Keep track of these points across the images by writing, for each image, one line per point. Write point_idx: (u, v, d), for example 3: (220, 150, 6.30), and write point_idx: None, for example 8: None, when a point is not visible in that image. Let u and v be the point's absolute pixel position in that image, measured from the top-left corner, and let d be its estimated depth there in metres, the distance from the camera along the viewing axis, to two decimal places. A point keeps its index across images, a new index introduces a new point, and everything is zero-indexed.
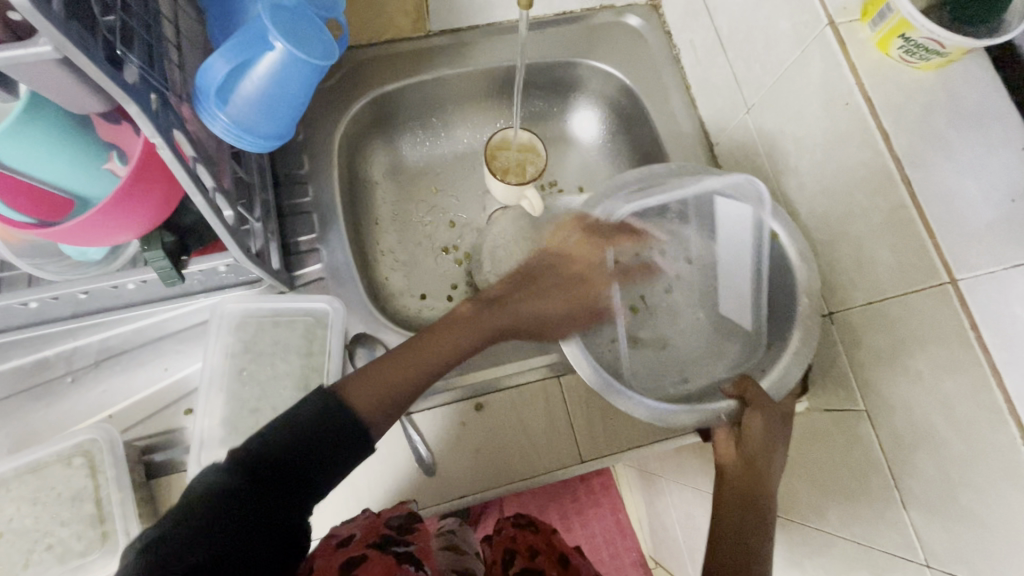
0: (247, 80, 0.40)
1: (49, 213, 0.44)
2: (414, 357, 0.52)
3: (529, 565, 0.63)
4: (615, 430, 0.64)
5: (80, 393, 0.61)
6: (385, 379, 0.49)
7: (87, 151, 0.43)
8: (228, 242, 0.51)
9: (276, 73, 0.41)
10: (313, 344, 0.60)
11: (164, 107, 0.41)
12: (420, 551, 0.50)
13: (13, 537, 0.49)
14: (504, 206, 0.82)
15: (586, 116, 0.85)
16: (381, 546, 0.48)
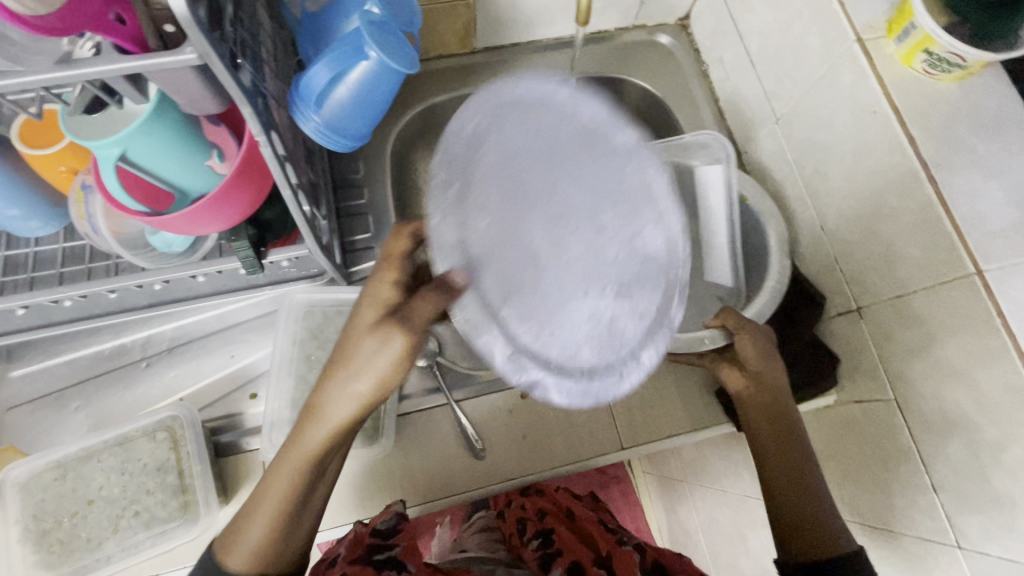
0: (342, 86, 0.45)
1: (156, 204, 0.49)
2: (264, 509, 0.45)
3: (540, 527, 0.73)
4: (653, 419, 0.67)
5: (154, 377, 0.65)
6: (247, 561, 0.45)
7: (193, 149, 0.47)
8: (305, 234, 0.55)
9: (368, 80, 0.46)
10: None
11: (267, 110, 0.46)
12: (402, 553, 0.52)
13: (104, 504, 0.53)
14: None
15: None
16: (363, 559, 0.50)
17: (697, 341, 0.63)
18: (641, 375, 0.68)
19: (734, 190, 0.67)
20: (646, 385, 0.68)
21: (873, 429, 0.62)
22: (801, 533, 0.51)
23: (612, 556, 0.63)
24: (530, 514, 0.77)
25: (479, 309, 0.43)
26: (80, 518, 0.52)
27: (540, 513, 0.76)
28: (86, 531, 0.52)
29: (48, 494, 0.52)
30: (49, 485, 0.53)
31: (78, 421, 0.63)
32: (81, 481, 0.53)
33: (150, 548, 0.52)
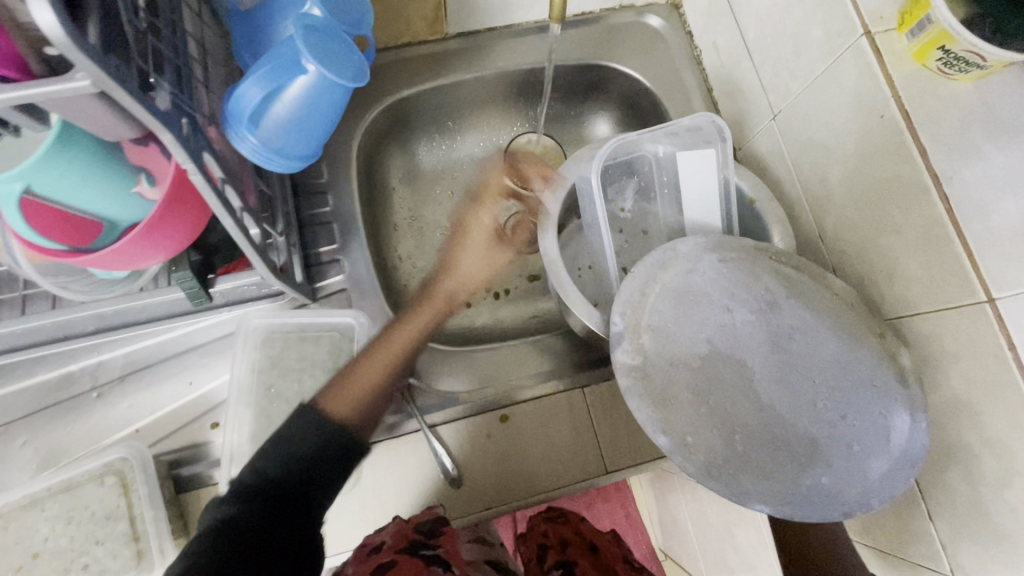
0: (279, 104, 0.40)
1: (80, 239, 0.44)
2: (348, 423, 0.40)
3: (560, 558, 0.72)
4: (639, 440, 0.64)
5: (106, 409, 0.61)
6: None
7: (115, 176, 0.42)
8: (254, 260, 0.50)
9: (310, 97, 0.40)
10: (339, 359, 0.61)
11: (195, 131, 0.40)
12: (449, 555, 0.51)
13: (51, 555, 0.49)
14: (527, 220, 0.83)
15: (604, 120, 0.85)
16: (409, 550, 0.50)
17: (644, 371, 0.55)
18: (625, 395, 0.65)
19: (729, 171, 0.63)
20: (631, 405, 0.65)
21: None
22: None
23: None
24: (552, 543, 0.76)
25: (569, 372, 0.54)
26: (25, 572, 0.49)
27: (563, 543, 0.75)
28: None
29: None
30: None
31: (26, 457, 0.59)
32: (26, 532, 0.50)
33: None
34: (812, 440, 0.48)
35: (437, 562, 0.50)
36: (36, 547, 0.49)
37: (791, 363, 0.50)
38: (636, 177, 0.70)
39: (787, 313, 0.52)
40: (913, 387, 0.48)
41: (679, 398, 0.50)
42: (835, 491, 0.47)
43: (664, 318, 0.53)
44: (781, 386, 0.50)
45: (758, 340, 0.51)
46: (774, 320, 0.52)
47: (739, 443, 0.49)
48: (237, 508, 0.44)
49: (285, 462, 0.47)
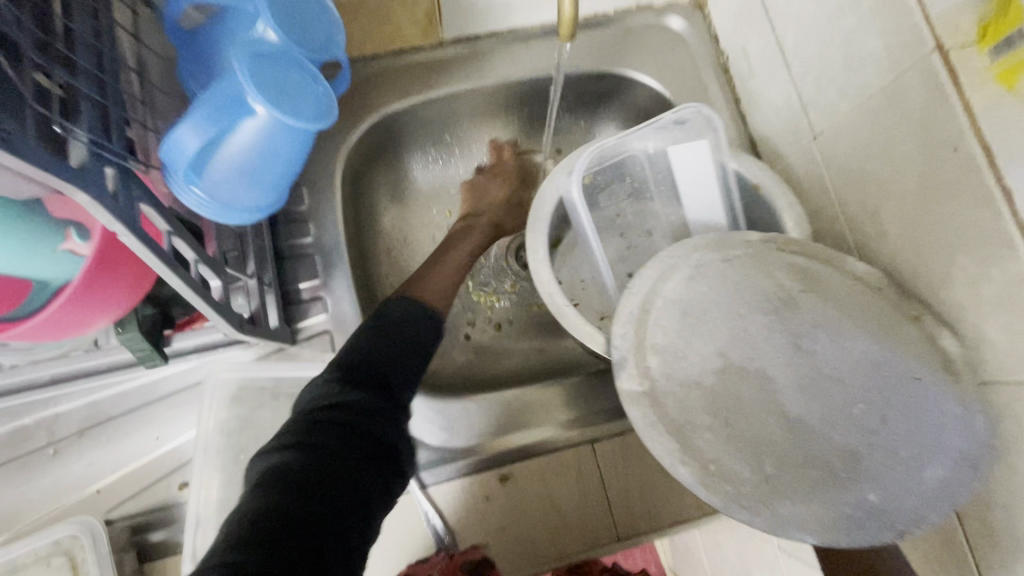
0: (225, 150, 0.33)
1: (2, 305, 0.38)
2: None
3: None
4: (655, 504, 0.57)
5: (64, 467, 0.55)
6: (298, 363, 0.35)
7: (36, 235, 0.35)
8: (214, 317, 0.43)
9: (263, 141, 0.33)
10: None
11: (126, 180, 0.33)
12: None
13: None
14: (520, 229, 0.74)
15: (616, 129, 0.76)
16: None
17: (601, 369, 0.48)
18: (641, 451, 0.58)
19: (726, 155, 0.55)
20: (647, 463, 0.58)
21: None
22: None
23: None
24: None
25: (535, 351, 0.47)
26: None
27: None
28: None
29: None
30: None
31: None
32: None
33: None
34: (854, 454, 0.37)
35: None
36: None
37: (819, 374, 0.39)
38: (630, 180, 0.61)
39: (806, 309, 0.41)
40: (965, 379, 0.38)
41: (696, 421, 0.38)
42: (897, 511, 0.35)
43: (669, 337, 0.41)
44: (808, 399, 0.39)
45: (778, 347, 0.40)
46: (795, 320, 0.41)
47: (773, 469, 0.37)
48: (294, 447, 0.41)
49: (345, 411, 0.44)
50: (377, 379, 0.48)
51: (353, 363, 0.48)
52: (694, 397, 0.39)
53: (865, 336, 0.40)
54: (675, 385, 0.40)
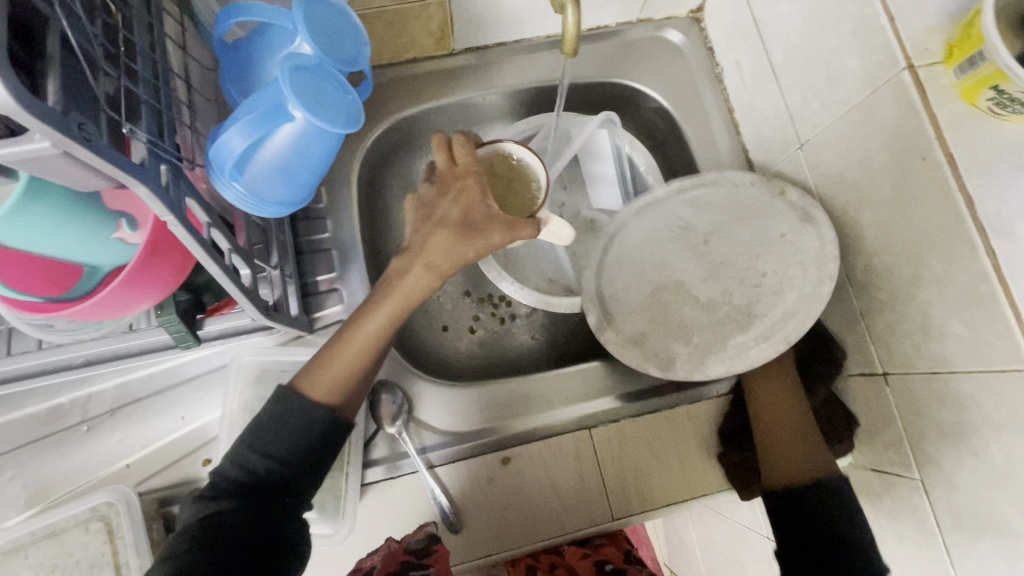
0: (264, 150, 0.37)
1: (56, 288, 0.42)
2: (359, 336, 0.50)
3: None
4: (648, 486, 0.61)
5: (96, 442, 0.59)
6: (332, 377, 0.50)
7: (94, 225, 0.39)
8: (244, 302, 0.48)
9: (297, 142, 0.37)
10: None
11: (176, 176, 0.37)
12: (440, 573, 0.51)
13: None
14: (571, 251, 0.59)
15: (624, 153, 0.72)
16: (400, 572, 0.50)
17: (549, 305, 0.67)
18: (635, 437, 0.62)
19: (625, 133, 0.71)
20: (641, 448, 0.62)
21: (891, 503, 0.57)
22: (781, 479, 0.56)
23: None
24: None
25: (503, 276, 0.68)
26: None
27: None
28: None
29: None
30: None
31: (13, 492, 0.57)
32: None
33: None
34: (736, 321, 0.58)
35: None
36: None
37: (713, 265, 0.60)
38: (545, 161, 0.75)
39: (700, 223, 0.62)
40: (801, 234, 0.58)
41: (635, 314, 0.60)
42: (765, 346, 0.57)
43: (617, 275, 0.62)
44: (710, 289, 0.60)
45: (684, 257, 0.61)
46: (692, 237, 0.62)
47: (697, 339, 0.59)
48: (219, 505, 0.44)
49: (250, 478, 0.46)
50: (278, 496, 0.46)
51: (250, 476, 0.46)
52: (629, 297, 0.61)
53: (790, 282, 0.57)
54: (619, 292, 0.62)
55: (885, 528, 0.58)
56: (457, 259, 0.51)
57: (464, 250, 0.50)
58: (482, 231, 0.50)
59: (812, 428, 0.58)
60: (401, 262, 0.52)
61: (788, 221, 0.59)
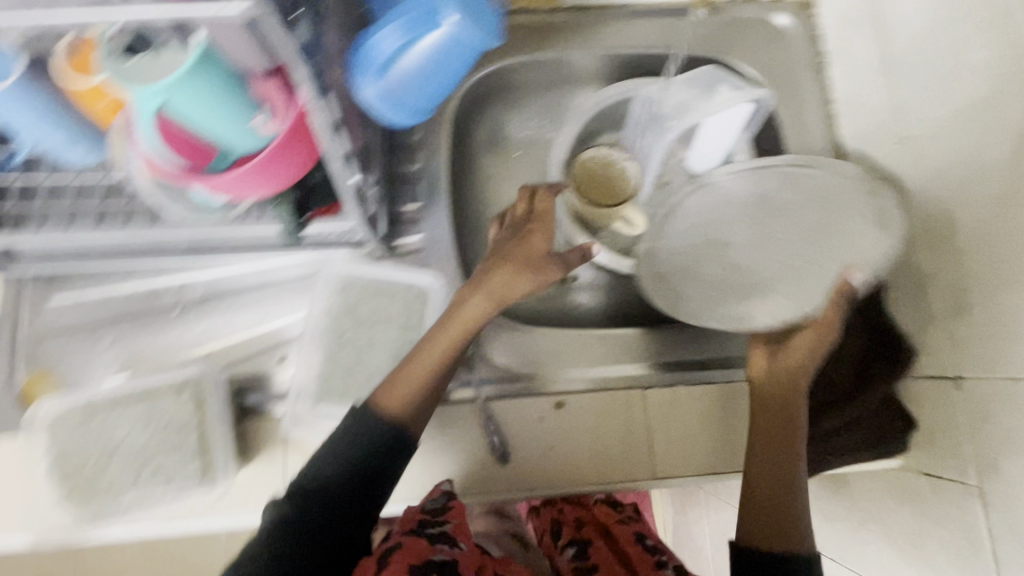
0: (409, 56, 0.41)
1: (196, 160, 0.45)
2: (457, 320, 0.54)
3: (576, 536, 0.80)
4: (696, 452, 0.62)
5: (185, 326, 0.64)
6: (403, 390, 0.52)
7: (241, 105, 0.42)
8: (349, 204, 0.50)
9: (438, 51, 0.41)
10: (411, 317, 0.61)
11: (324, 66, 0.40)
12: (455, 528, 0.54)
13: (124, 456, 0.53)
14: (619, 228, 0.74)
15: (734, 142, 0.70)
16: (414, 533, 0.53)
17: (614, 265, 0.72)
18: (689, 404, 0.63)
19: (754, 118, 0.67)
20: (693, 416, 0.63)
21: (939, 507, 0.57)
22: (764, 536, 0.53)
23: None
24: (567, 521, 0.84)
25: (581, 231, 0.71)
26: (102, 465, 0.53)
27: (577, 523, 0.83)
28: (108, 480, 0.52)
29: (76, 441, 0.53)
30: (70, 425, 0.53)
31: (111, 357, 0.63)
32: (104, 429, 0.53)
33: (172, 499, 0.54)
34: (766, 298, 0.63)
35: (441, 540, 0.53)
36: (111, 447, 0.53)
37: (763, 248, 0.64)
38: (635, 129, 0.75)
39: None
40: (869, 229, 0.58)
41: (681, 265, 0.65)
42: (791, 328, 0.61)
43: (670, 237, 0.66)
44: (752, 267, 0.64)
45: None
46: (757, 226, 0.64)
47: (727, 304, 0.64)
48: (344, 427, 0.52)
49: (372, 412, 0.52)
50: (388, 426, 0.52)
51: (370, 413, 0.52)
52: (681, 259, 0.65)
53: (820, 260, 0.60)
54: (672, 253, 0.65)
55: (930, 532, 0.58)
56: (516, 292, 0.55)
57: (522, 285, 0.55)
58: (539, 262, 0.56)
59: (792, 443, 0.56)
60: (465, 289, 0.56)
61: (866, 222, 0.58)
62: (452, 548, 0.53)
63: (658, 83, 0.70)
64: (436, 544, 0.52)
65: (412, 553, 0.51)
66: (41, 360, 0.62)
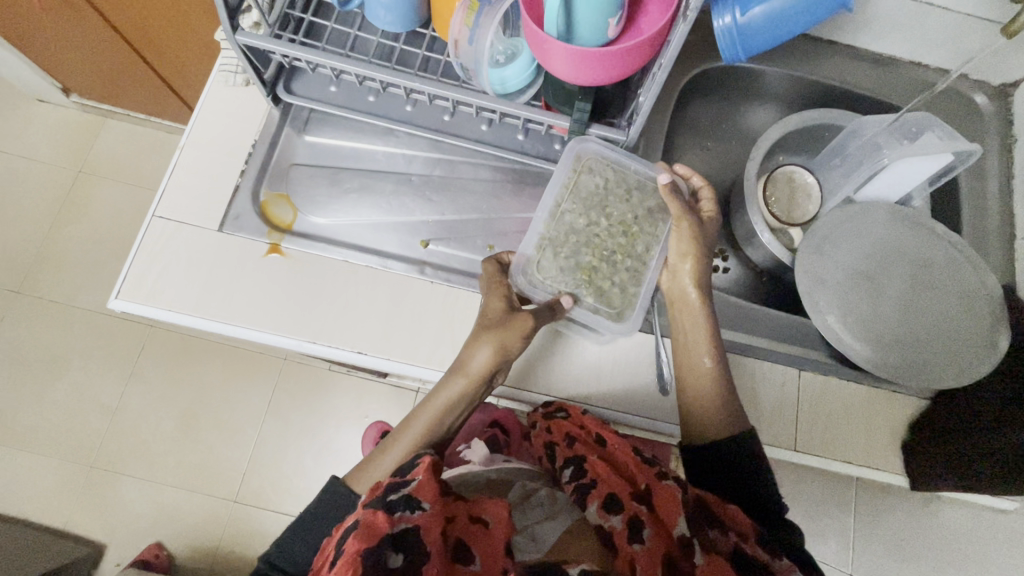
0: (760, 6, 0.52)
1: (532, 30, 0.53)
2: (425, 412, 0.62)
3: (568, 458, 0.59)
4: (834, 436, 0.69)
5: (413, 193, 0.72)
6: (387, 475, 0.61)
7: (604, 9, 0.51)
8: (641, 118, 0.58)
9: (788, 9, 0.52)
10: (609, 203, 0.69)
11: (685, 14, 0.48)
12: (417, 488, 0.48)
13: (609, 241, 0.68)
14: (784, 232, 0.83)
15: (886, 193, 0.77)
16: (372, 509, 0.47)
17: (774, 249, 0.79)
18: (835, 397, 0.70)
19: (947, 172, 0.73)
20: (837, 408, 0.70)
21: None
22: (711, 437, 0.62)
23: (652, 495, 0.53)
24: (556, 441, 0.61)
25: (758, 215, 0.80)
26: (611, 258, 0.67)
27: (566, 441, 0.60)
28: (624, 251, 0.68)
29: (591, 276, 0.67)
30: (561, 249, 0.67)
31: (345, 197, 0.70)
32: (610, 228, 0.68)
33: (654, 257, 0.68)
34: (919, 333, 0.69)
35: (400, 505, 0.46)
36: (600, 233, 0.68)
37: (923, 284, 0.71)
38: (825, 156, 0.83)
39: (939, 259, 0.72)
40: (994, 324, 0.69)
41: (838, 277, 0.72)
42: (930, 362, 0.68)
43: (835, 249, 0.74)
44: (908, 295, 0.71)
45: (902, 270, 0.72)
46: (920, 269, 0.72)
47: (885, 322, 0.70)
48: None
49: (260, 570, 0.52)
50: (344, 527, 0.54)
51: None
52: (845, 271, 0.73)
53: (955, 311, 0.70)
54: (835, 266, 0.73)
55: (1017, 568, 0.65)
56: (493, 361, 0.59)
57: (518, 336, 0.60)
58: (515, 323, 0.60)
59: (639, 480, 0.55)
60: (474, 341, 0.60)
61: (986, 318, 0.69)
62: (412, 510, 0.46)
63: (874, 119, 0.76)
64: (396, 512, 0.46)
65: (369, 531, 0.44)
66: (281, 182, 0.70)
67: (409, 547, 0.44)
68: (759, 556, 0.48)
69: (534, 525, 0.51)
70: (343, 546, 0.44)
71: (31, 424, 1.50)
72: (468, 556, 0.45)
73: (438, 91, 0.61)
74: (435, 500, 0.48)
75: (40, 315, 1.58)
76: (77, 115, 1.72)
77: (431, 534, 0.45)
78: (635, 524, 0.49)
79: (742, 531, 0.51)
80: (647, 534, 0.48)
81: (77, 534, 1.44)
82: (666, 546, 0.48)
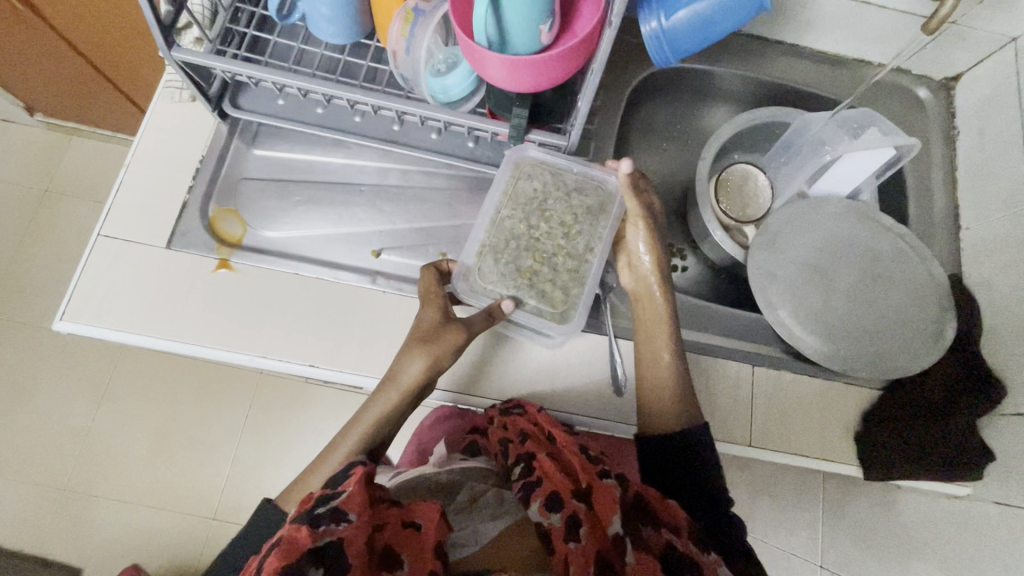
0: (684, 10, 0.54)
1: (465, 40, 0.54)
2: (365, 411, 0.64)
3: (520, 454, 0.59)
4: (789, 430, 0.70)
5: (365, 203, 0.72)
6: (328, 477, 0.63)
7: (534, 18, 0.51)
8: (578, 123, 0.59)
9: (710, 12, 0.53)
10: (548, 204, 0.69)
11: (610, 23, 0.49)
12: (345, 500, 0.48)
13: (551, 242, 0.67)
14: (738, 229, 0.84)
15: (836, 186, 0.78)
16: (294, 524, 0.45)
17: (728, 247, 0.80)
18: (789, 391, 0.71)
19: (891, 165, 0.74)
20: (791, 402, 0.71)
21: (1003, 533, 0.64)
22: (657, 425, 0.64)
23: (592, 495, 0.53)
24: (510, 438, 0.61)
25: (711, 214, 0.81)
26: (552, 257, 0.67)
27: (520, 437, 0.61)
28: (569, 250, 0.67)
29: (533, 279, 0.66)
30: (501, 254, 0.66)
31: (296, 209, 0.70)
32: (552, 229, 0.68)
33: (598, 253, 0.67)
34: (867, 324, 0.71)
35: (325, 518, 0.46)
36: (542, 234, 0.67)
37: (871, 277, 0.73)
38: (776, 151, 0.84)
39: (886, 251, 0.73)
40: (939, 314, 0.70)
41: (789, 273, 0.73)
42: (879, 353, 0.69)
43: (786, 245, 0.75)
44: (856, 288, 0.72)
45: (850, 263, 0.73)
46: (867, 262, 0.73)
47: (836, 315, 0.71)
48: None
49: None
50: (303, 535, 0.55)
51: None
52: (795, 266, 0.74)
53: (903, 302, 0.71)
54: (785, 262, 0.74)
55: (971, 552, 0.66)
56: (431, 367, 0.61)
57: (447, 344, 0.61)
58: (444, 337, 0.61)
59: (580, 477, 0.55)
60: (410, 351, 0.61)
61: (932, 307, 0.70)
62: (337, 522, 0.46)
63: (819, 114, 0.77)
64: (320, 526, 0.45)
65: (290, 548, 0.43)
66: (230, 197, 0.70)
67: (332, 560, 0.43)
68: (689, 550, 0.51)
69: (477, 523, 0.52)
70: (263, 564, 0.43)
71: (2, 449, 1.48)
72: (398, 563, 0.45)
73: (379, 102, 0.61)
74: (362, 511, 0.47)
75: (9, 339, 1.55)
76: (42, 134, 1.70)
77: (354, 546, 0.44)
78: (573, 522, 0.49)
79: (676, 525, 0.53)
80: (583, 532, 0.49)
81: (52, 560, 1.42)
82: (599, 543, 0.48)
